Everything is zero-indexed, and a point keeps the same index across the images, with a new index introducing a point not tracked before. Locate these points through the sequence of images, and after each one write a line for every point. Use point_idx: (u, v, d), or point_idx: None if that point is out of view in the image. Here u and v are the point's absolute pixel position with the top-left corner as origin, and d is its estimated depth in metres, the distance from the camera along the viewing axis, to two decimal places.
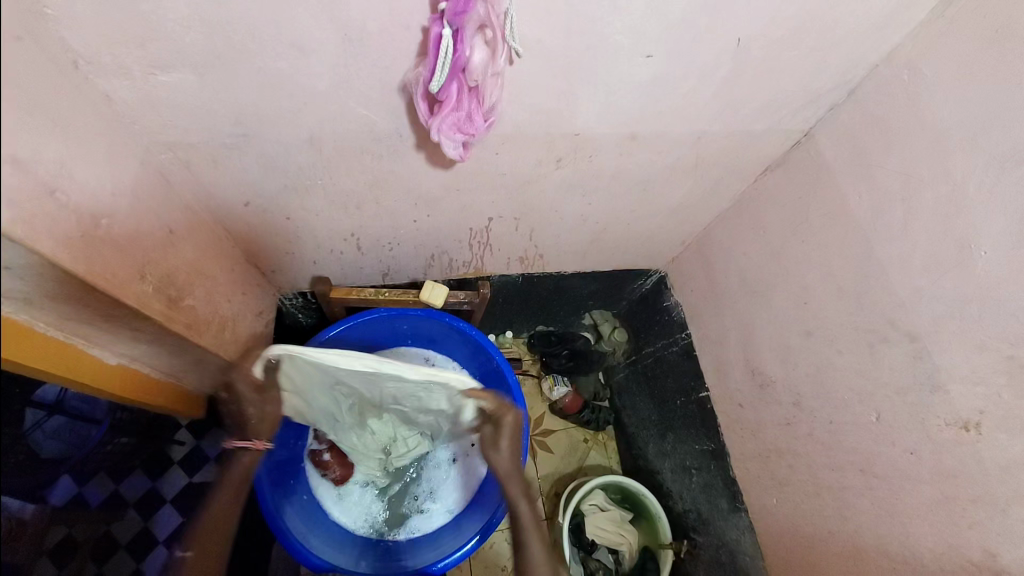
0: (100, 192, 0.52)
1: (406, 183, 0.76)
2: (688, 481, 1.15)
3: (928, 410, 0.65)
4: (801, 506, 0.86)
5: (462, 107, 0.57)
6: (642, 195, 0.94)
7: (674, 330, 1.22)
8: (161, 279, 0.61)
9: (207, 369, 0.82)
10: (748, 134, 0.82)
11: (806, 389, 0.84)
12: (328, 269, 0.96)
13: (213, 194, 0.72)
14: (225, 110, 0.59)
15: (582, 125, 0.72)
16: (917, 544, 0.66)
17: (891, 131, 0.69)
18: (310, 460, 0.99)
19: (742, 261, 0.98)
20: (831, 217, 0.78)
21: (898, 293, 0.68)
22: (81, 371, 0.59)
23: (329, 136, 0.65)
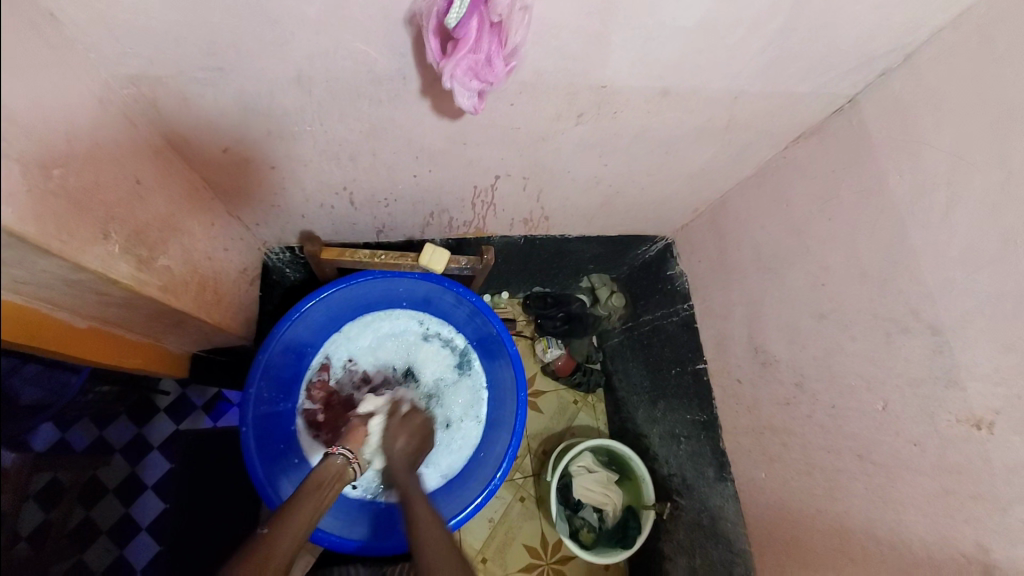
0: (47, 132, 0.43)
1: (407, 133, 0.68)
2: (677, 448, 1.17)
3: (939, 406, 0.63)
4: (789, 482, 0.86)
5: (481, 48, 0.49)
6: (663, 157, 0.87)
7: (676, 300, 1.19)
8: (128, 237, 0.54)
9: (187, 329, 0.77)
10: (788, 97, 0.75)
11: (810, 372, 0.82)
12: (317, 224, 0.88)
13: (187, 138, 0.63)
14: (194, 37, 0.49)
15: (610, 76, 0.64)
16: (906, 531, 0.66)
17: (947, 104, 0.63)
18: (302, 420, 0.96)
19: (759, 235, 0.93)
20: (863, 195, 0.73)
21: (926, 284, 0.64)
22: (41, 335, 0.54)
23: (320, 75, 0.56)
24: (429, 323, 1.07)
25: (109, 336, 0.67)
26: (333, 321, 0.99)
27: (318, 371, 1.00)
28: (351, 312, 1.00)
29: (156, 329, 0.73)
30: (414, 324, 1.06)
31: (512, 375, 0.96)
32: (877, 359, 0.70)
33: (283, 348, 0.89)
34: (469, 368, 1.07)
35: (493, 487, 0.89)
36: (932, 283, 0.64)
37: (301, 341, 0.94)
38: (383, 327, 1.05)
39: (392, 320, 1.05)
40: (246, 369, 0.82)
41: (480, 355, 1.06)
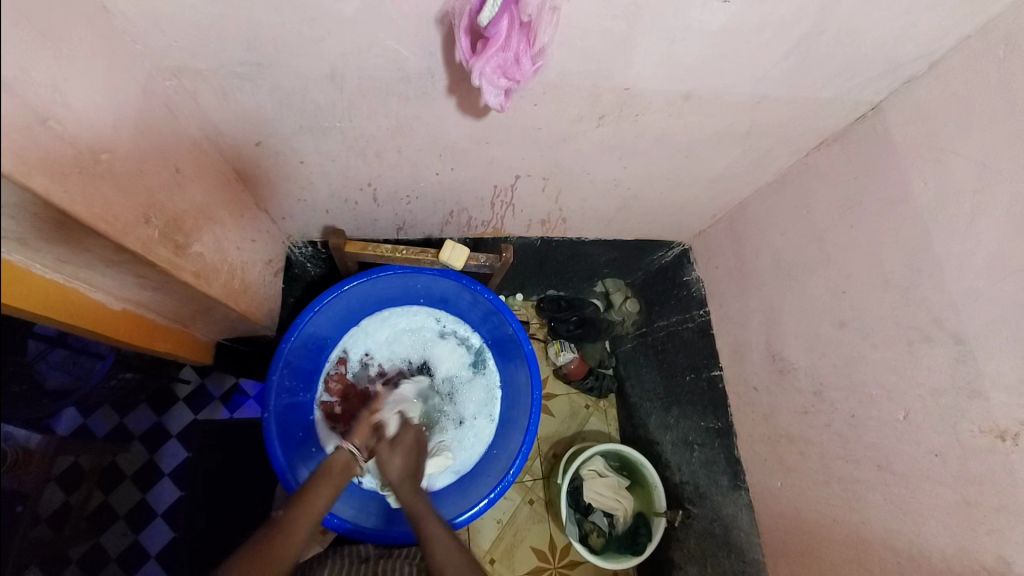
0: (97, 118, 0.46)
1: (432, 130, 0.70)
2: (689, 455, 1.15)
3: (962, 416, 0.62)
4: (806, 492, 0.85)
5: (509, 47, 0.50)
6: (683, 161, 0.87)
7: (692, 306, 1.19)
8: (166, 223, 0.57)
9: (213, 316, 0.79)
10: (811, 103, 0.75)
11: (829, 380, 0.81)
12: (340, 220, 0.91)
13: (222, 130, 0.66)
14: (235, 33, 0.51)
15: (633, 78, 0.64)
16: (927, 544, 0.64)
17: (973, 111, 0.62)
18: (320, 411, 0.98)
19: (778, 241, 0.92)
20: (887, 202, 0.72)
21: (950, 292, 0.63)
22: (82, 315, 0.57)
23: (351, 73, 0.58)
24: (445, 321, 1.08)
25: (141, 320, 0.69)
26: (352, 315, 1.01)
27: (336, 364, 1.02)
28: (369, 307, 1.02)
29: (184, 315, 0.75)
30: (430, 321, 1.08)
31: (527, 375, 0.96)
32: (898, 367, 0.69)
33: (304, 339, 0.91)
34: (484, 367, 1.08)
35: (505, 484, 0.89)
36: (957, 291, 0.63)
37: (321, 333, 0.96)
38: (400, 324, 1.07)
39: (409, 317, 1.07)
40: (268, 358, 0.85)
41: (495, 355, 1.07)
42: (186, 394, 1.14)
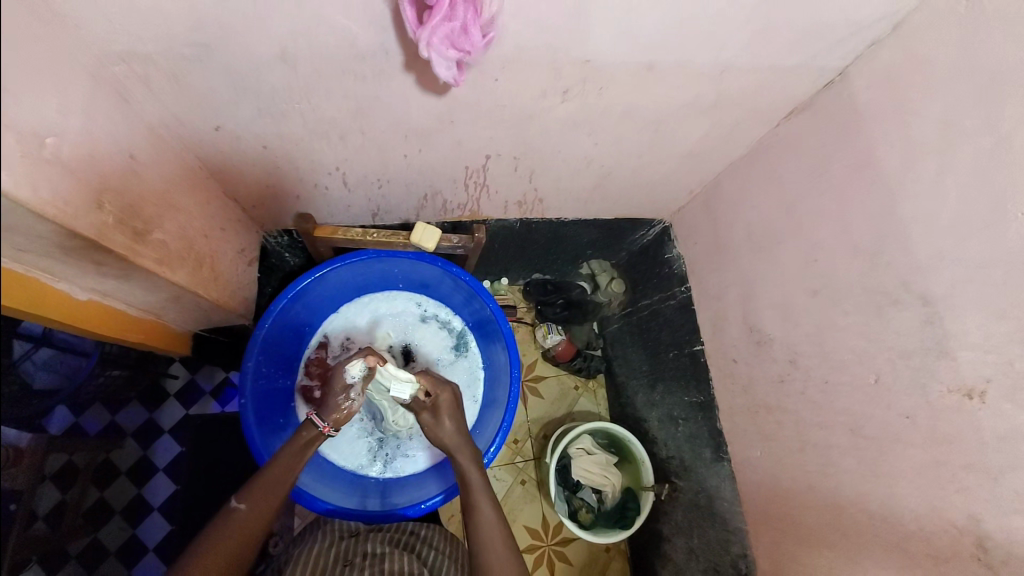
0: (39, 100, 0.45)
1: (395, 109, 0.69)
2: (674, 430, 1.17)
3: (931, 376, 0.62)
4: (784, 460, 0.86)
5: (456, 16, 0.50)
6: (654, 136, 0.87)
7: (673, 284, 1.19)
8: (125, 210, 0.57)
9: (186, 306, 0.79)
10: (776, 71, 0.74)
11: (803, 348, 0.81)
12: (313, 207, 0.90)
13: (180, 117, 0.65)
14: (178, 12, 0.50)
15: (593, 50, 0.64)
16: (898, 503, 0.66)
17: (936, 73, 0.62)
18: (299, 396, 1.00)
19: (753, 214, 0.92)
20: (855, 169, 0.72)
21: (916, 255, 0.64)
22: (46, 306, 0.57)
23: (305, 53, 0.57)
24: (426, 305, 1.09)
25: (111, 310, 0.69)
26: (331, 301, 1.01)
27: (316, 349, 1.02)
28: (349, 293, 1.02)
29: (156, 304, 0.75)
30: (411, 306, 1.08)
31: (506, 357, 0.97)
32: (869, 333, 0.70)
33: (281, 325, 0.91)
34: (467, 350, 1.08)
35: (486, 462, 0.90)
36: (923, 254, 0.63)
37: (299, 320, 0.96)
38: (381, 309, 1.07)
39: (390, 302, 1.07)
40: (242, 344, 0.84)
41: (477, 337, 1.08)
42: (175, 390, 1.15)
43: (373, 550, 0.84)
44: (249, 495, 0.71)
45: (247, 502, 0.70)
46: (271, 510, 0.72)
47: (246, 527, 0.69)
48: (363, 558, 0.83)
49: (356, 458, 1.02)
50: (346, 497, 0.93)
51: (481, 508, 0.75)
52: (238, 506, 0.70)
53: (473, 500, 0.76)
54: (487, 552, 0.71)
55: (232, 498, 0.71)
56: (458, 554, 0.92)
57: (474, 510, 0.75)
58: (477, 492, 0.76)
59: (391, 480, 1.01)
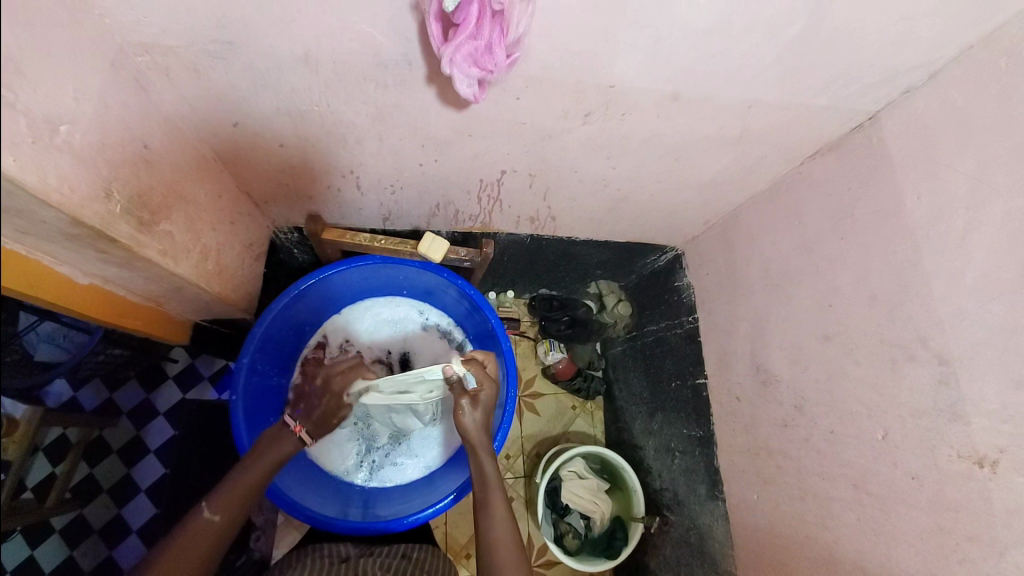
0: (57, 88, 0.45)
1: (414, 118, 0.68)
2: (670, 462, 1.14)
3: (941, 440, 0.59)
4: (782, 507, 0.83)
5: (481, 35, 0.49)
6: (674, 164, 0.86)
7: (681, 313, 1.17)
8: (134, 199, 0.56)
9: (189, 296, 0.79)
10: (806, 110, 0.73)
11: (810, 394, 0.79)
12: (324, 207, 0.90)
13: (200, 109, 0.65)
14: (203, 7, 0.50)
15: (618, 75, 0.63)
16: (898, 568, 0.63)
17: (970, 128, 0.60)
18: (293, 395, 0.99)
19: (770, 252, 0.90)
20: (879, 217, 0.70)
21: (936, 312, 0.61)
22: (46, 288, 0.57)
23: (327, 56, 0.57)
24: (429, 313, 1.08)
25: (111, 295, 0.69)
26: (333, 302, 1.00)
27: (315, 349, 1.02)
28: (352, 295, 1.02)
29: (156, 292, 0.75)
30: (413, 313, 1.07)
31: (504, 373, 0.96)
32: (879, 386, 0.67)
33: (281, 324, 0.91)
34: None
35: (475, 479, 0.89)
36: (944, 311, 0.60)
37: (300, 319, 0.96)
38: (384, 314, 1.06)
39: (393, 307, 1.07)
40: (240, 341, 0.84)
41: (477, 350, 1.06)
42: (175, 372, 1.15)
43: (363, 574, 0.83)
44: (224, 506, 0.68)
45: (222, 514, 0.67)
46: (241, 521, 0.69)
47: (216, 540, 0.66)
48: None
49: (344, 464, 1.00)
50: (329, 504, 0.91)
51: (496, 507, 0.75)
52: (212, 518, 0.67)
53: (489, 496, 0.76)
54: (499, 551, 0.71)
55: (207, 507, 0.67)
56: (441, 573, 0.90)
57: (487, 507, 0.75)
58: (493, 488, 0.77)
59: (376, 489, 1.00)
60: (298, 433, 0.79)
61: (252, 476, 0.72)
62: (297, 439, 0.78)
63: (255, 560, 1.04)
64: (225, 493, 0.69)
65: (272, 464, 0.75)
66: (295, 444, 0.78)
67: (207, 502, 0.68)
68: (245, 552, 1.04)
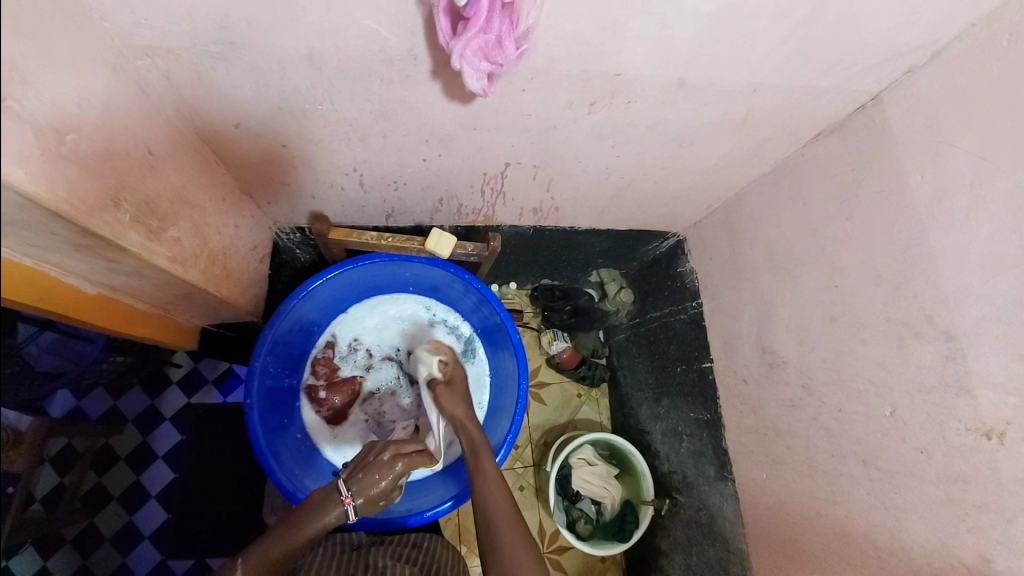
0: (62, 99, 0.45)
1: (419, 114, 0.68)
2: (678, 446, 1.16)
3: (949, 414, 0.61)
4: (791, 485, 0.85)
5: (491, 29, 0.49)
6: (678, 151, 0.86)
7: (685, 298, 1.18)
8: (139, 207, 0.56)
9: (196, 301, 0.78)
10: (809, 92, 0.73)
11: (818, 374, 0.80)
12: (327, 206, 0.89)
13: (201, 111, 0.65)
14: (206, 8, 0.49)
15: (624, 64, 0.62)
16: (908, 539, 0.64)
17: (973, 106, 0.60)
18: (305, 396, 0.99)
19: (773, 234, 0.91)
20: (883, 196, 0.70)
21: (942, 288, 0.62)
22: (55, 299, 0.57)
23: (330, 54, 0.56)
24: (436, 309, 1.08)
25: (123, 307, 0.70)
26: (340, 301, 1.00)
27: (324, 348, 1.02)
28: (358, 294, 1.01)
29: (164, 300, 0.75)
30: (421, 309, 1.07)
31: (515, 366, 0.96)
32: (887, 363, 0.68)
33: (290, 326, 0.91)
34: (474, 356, 1.08)
35: None
36: (950, 288, 0.61)
37: (309, 319, 0.96)
38: (391, 311, 1.06)
39: (399, 304, 1.07)
40: (252, 344, 0.84)
41: (485, 343, 1.07)
42: (179, 377, 1.13)
43: (375, 563, 0.82)
44: (256, 568, 0.67)
45: (252, 574, 0.66)
46: None
47: None
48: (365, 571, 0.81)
49: None
50: None
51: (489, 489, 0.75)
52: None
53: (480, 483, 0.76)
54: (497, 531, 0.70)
55: (241, 567, 0.66)
56: (456, 565, 0.91)
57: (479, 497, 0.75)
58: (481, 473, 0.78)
59: None
60: (347, 505, 0.76)
61: (291, 547, 0.71)
62: (345, 511, 0.75)
63: None
64: (261, 555, 0.69)
65: (311, 535, 0.73)
66: (340, 516, 0.75)
67: (241, 558, 0.68)
68: None
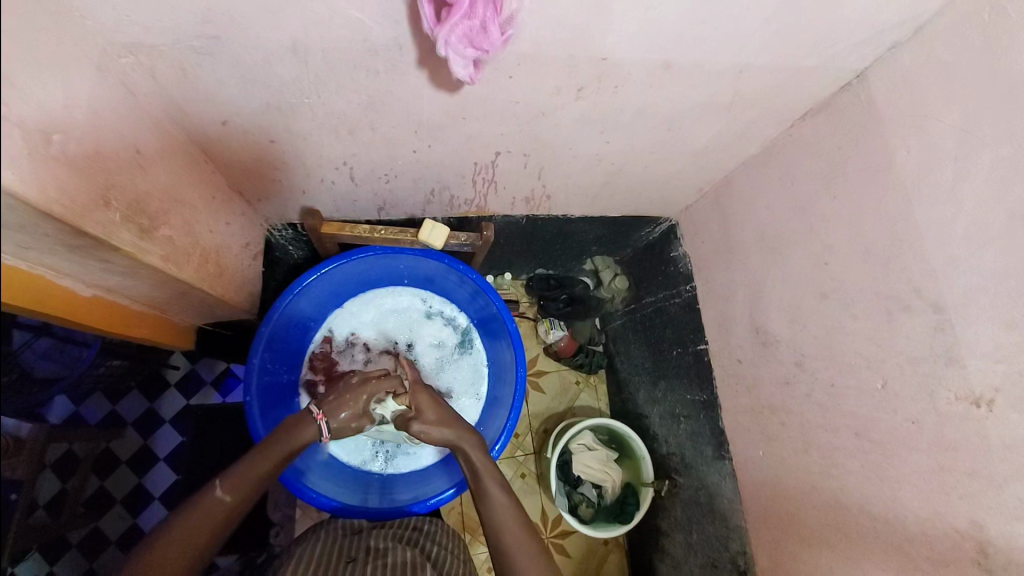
0: (47, 98, 0.44)
1: (407, 104, 0.67)
2: (676, 427, 1.17)
3: (939, 384, 0.62)
4: (787, 460, 0.86)
5: (476, 15, 0.49)
6: (667, 135, 0.86)
7: (678, 282, 1.19)
8: (130, 206, 0.56)
9: (191, 300, 0.78)
10: (794, 71, 0.73)
11: (811, 351, 0.81)
12: (318, 201, 0.89)
13: (187, 109, 0.64)
14: (188, 3, 0.49)
15: (610, 47, 0.63)
16: (902, 508, 0.66)
17: (956, 79, 0.61)
18: (304, 392, 0.99)
19: (763, 215, 0.92)
20: (870, 172, 0.71)
21: (929, 261, 0.63)
22: (51, 303, 0.57)
23: (316, 45, 0.56)
24: (432, 301, 1.09)
25: (118, 307, 0.70)
26: (336, 296, 1.00)
27: (322, 344, 1.02)
28: (355, 288, 1.02)
29: (158, 299, 0.75)
30: (417, 302, 1.08)
31: (513, 355, 0.97)
32: (878, 337, 0.70)
33: (286, 322, 0.91)
34: (471, 346, 1.09)
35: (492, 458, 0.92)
36: (937, 261, 0.62)
37: (305, 315, 0.96)
38: (387, 305, 1.07)
39: (396, 298, 1.07)
40: (249, 341, 0.85)
41: (482, 334, 1.08)
42: (176, 379, 1.12)
43: (375, 546, 0.84)
44: (234, 487, 0.69)
45: (232, 494, 0.69)
46: (248, 502, 0.70)
47: (226, 517, 0.68)
48: (365, 554, 0.82)
49: (361, 454, 1.02)
50: (350, 493, 0.94)
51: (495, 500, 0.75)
52: (222, 497, 0.68)
53: (486, 489, 0.77)
54: (505, 535, 0.73)
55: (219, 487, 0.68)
56: (458, 550, 0.91)
57: (486, 500, 0.76)
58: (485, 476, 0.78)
59: (393, 475, 1.02)
60: (320, 422, 0.78)
61: (268, 461, 0.72)
62: (318, 428, 0.78)
63: (275, 554, 1.07)
64: (236, 473, 0.70)
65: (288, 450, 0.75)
66: (314, 433, 0.78)
67: (218, 481, 0.69)
68: (267, 548, 1.07)
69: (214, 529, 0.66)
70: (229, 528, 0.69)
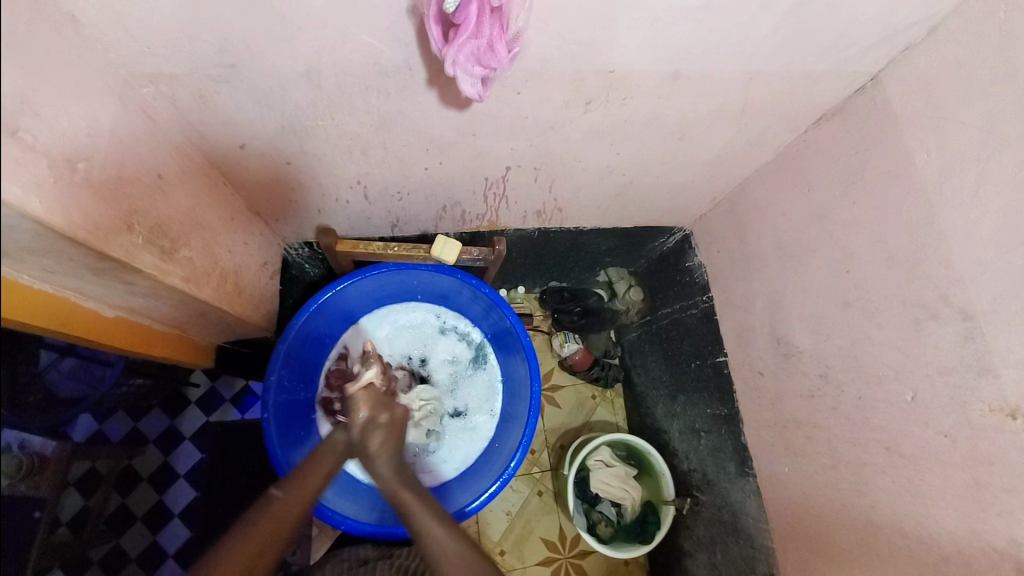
0: (73, 128, 0.46)
1: (417, 123, 0.69)
2: (696, 443, 1.14)
3: (972, 395, 0.59)
4: (814, 477, 0.83)
5: (482, 34, 0.50)
6: (678, 144, 0.85)
7: (695, 293, 1.17)
8: (151, 229, 0.58)
9: (210, 319, 0.80)
10: (806, 77, 0.72)
11: (835, 362, 0.78)
12: (333, 220, 0.90)
13: (205, 133, 0.66)
14: (207, 35, 0.51)
15: (617, 60, 0.63)
16: (937, 527, 0.62)
17: (974, 81, 0.59)
18: (321, 409, 1.00)
19: (780, 223, 0.90)
20: (889, 177, 0.69)
21: (956, 268, 0.61)
22: (75, 324, 0.59)
23: (327, 69, 0.57)
24: (445, 317, 1.09)
25: (142, 328, 0.72)
26: (351, 313, 1.01)
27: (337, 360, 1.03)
28: (370, 304, 1.03)
29: (179, 320, 0.77)
30: (430, 317, 1.08)
31: (526, 369, 0.96)
32: (905, 348, 0.67)
33: (302, 339, 0.92)
34: (485, 361, 1.08)
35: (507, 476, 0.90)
36: (963, 267, 0.60)
37: (321, 332, 0.98)
38: (401, 321, 1.08)
39: (409, 313, 1.08)
40: (266, 358, 0.86)
41: (496, 349, 1.07)
42: (197, 397, 1.14)
43: None
44: (287, 485, 0.70)
45: (284, 489, 0.69)
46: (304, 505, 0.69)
47: (291, 514, 0.67)
48: None
49: None
50: (364, 511, 0.93)
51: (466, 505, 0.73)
52: (274, 493, 0.69)
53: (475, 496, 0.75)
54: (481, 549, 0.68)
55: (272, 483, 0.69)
56: None
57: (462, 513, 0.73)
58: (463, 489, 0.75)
59: None
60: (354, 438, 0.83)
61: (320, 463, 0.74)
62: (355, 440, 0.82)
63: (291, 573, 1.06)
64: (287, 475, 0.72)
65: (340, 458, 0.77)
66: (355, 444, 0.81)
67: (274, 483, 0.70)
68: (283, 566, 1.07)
69: (284, 523, 0.66)
70: (290, 530, 0.67)
